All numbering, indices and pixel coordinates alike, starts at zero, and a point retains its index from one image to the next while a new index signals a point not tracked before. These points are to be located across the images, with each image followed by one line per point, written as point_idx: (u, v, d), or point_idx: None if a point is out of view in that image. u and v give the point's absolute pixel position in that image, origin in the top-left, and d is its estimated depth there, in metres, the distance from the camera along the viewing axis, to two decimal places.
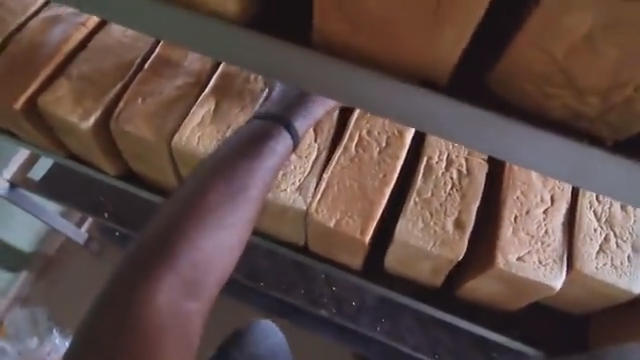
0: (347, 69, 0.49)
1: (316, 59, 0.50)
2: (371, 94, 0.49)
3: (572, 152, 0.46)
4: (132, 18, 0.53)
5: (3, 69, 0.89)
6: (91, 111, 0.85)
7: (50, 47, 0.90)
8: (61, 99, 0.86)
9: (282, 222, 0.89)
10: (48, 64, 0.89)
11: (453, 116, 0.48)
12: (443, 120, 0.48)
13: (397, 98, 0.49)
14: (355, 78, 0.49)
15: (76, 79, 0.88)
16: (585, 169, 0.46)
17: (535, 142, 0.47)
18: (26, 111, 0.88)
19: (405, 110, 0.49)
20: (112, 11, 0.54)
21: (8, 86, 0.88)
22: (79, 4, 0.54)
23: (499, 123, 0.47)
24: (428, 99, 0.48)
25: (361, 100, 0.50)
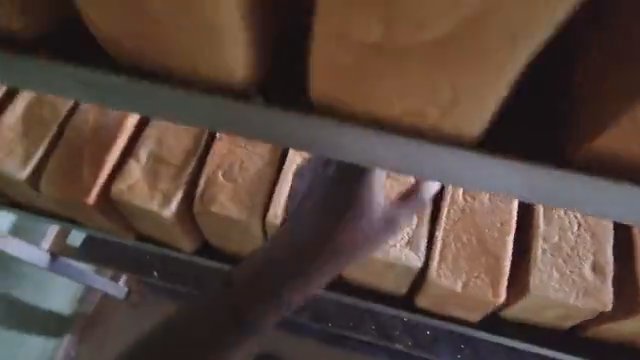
0: (359, 129, 0.34)
1: (387, 141, 0.33)
2: (362, 150, 0.34)
3: (592, 194, 0.32)
4: (182, 117, 0.36)
5: (65, 162, 0.81)
6: (171, 197, 0.78)
7: (109, 129, 0.82)
8: (136, 187, 0.79)
9: (384, 278, 0.82)
10: (114, 149, 0.81)
11: (512, 177, 0.33)
12: (477, 178, 0.34)
13: (395, 152, 0.34)
14: (341, 132, 0.34)
15: (146, 161, 0.80)
16: (634, 209, 0.33)
17: (579, 186, 0.32)
18: (100, 204, 0.81)
19: (427, 167, 0.34)
20: (146, 106, 0.36)
21: (76, 181, 0.80)
22: (81, 96, 0.37)
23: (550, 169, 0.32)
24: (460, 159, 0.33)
25: (355, 156, 0.35)
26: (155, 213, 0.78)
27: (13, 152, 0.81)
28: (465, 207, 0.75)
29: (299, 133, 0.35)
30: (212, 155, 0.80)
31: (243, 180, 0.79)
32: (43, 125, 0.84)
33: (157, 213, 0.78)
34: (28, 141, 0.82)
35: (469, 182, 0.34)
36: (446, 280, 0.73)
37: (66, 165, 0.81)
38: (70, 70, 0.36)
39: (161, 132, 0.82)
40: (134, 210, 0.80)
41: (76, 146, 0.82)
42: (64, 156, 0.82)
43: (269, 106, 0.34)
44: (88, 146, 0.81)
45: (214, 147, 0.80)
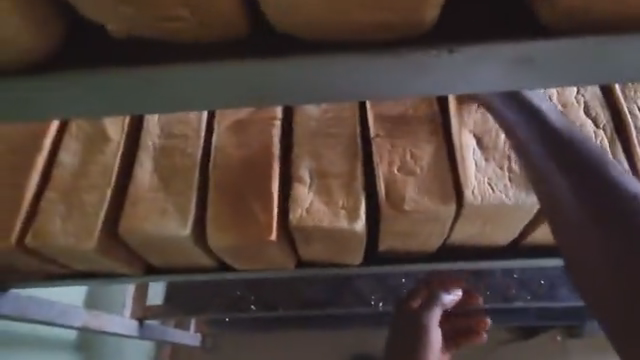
0: (349, 66, 0.36)
1: (391, 67, 0.36)
2: (369, 77, 0.36)
3: (550, 61, 0.35)
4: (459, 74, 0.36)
5: (225, 206, 0.74)
6: (355, 209, 0.73)
7: (256, 158, 0.75)
8: (314, 209, 0.73)
9: None
10: (273, 178, 0.74)
11: (482, 69, 0.35)
12: (482, 75, 0.36)
13: (402, 72, 0.36)
14: (307, 75, 0.36)
15: (311, 180, 0.74)
16: (618, 64, 0.35)
17: (478, 75, 0.35)
18: (280, 239, 0.75)
19: (424, 84, 0.36)
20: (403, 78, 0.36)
21: (247, 222, 0.73)
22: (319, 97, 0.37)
23: (437, 66, 0.35)
24: (432, 65, 0.35)
25: (359, 90, 0.37)
26: (344, 230, 0.73)
27: (166, 211, 0.74)
28: None
29: (400, 72, 0.36)
30: (377, 153, 0.75)
31: (424, 169, 0.73)
32: (183, 174, 0.76)
33: (347, 230, 0.73)
34: (175, 195, 0.75)
35: (497, 80, 0.36)
36: None
37: (228, 208, 0.74)
38: (531, 46, 0.35)
39: (313, 145, 0.76)
40: (315, 234, 0.74)
41: (229, 185, 0.75)
42: (221, 199, 0.74)
43: (475, 51, 0.35)
44: (244, 181, 0.74)
45: (376, 146, 0.75)
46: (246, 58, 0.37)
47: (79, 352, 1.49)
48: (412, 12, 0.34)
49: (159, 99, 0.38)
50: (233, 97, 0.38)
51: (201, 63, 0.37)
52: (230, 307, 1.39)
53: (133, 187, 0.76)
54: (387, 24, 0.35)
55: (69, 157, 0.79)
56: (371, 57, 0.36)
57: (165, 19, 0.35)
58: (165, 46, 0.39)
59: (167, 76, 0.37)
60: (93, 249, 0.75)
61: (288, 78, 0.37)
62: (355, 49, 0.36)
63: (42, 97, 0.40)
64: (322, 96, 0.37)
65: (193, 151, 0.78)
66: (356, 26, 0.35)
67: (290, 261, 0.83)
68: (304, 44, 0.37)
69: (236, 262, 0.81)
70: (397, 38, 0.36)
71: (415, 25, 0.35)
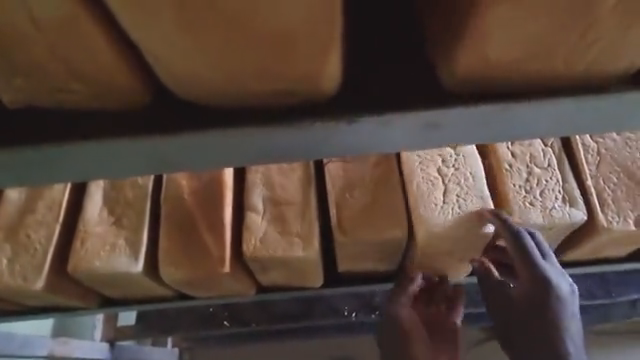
0: (255, 134, 0.37)
1: (295, 134, 0.37)
2: (273, 143, 0.37)
3: (450, 122, 0.37)
4: (363, 135, 0.37)
5: (176, 238, 0.73)
6: (310, 236, 0.72)
7: (207, 187, 0.74)
8: (268, 237, 0.72)
9: None
10: (224, 207, 0.73)
11: (384, 133, 0.37)
12: (384, 137, 0.37)
13: (307, 138, 0.37)
14: (214, 142, 0.37)
15: (264, 207, 0.74)
16: (510, 126, 0.37)
17: (381, 136, 0.37)
18: (234, 270, 0.74)
19: (330, 148, 0.37)
20: (307, 145, 0.37)
21: (198, 254, 0.72)
22: (226, 163, 0.38)
23: (340, 132, 0.37)
24: (337, 131, 0.37)
25: (265, 154, 0.37)
26: (299, 258, 0.72)
27: (116, 246, 0.72)
28: (599, 150, 0.74)
29: (306, 138, 0.37)
30: (329, 178, 0.74)
31: (376, 195, 0.72)
32: (134, 207, 0.75)
33: (302, 258, 0.72)
34: (126, 229, 0.74)
35: (397, 142, 0.38)
36: (618, 225, 0.70)
37: (181, 243, 0.73)
38: (432, 112, 0.37)
39: (265, 172, 0.76)
40: (269, 263, 0.73)
41: (182, 216, 0.74)
42: (174, 231, 0.73)
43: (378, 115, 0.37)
44: (199, 211, 0.74)
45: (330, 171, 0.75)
46: (155, 128, 0.38)
47: None
48: (309, 81, 0.35)
49: (65, 171, 0.38)
50: (142, 168, 0.38)
51: (106, 134, 0.37)
52: (202, 324, 1.38)
53: (82, 223, 0.75)
54: (287, 90, 0.36)
55: (16, 193, 0.77)
56: (282, 127, 0.37)
57: (67, 87, 0.37)
58: (68, 111, 0.39)
59: (66, 152, 0.37)
60: (41, 289, 0.72)
61: (203, 148, 0.37)
62: (264, 118, 0.37)
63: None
64: (229, 161, 0.38)
65: (144, 182, 0.76)
66: (257, 93, 0.36)
67: (250, 288, 0.82)
68: (209, 110, 0.38)
69: (193, 292, 0.80)
70: (300, 101, 0.37)
71: (313, 91, 0.36)
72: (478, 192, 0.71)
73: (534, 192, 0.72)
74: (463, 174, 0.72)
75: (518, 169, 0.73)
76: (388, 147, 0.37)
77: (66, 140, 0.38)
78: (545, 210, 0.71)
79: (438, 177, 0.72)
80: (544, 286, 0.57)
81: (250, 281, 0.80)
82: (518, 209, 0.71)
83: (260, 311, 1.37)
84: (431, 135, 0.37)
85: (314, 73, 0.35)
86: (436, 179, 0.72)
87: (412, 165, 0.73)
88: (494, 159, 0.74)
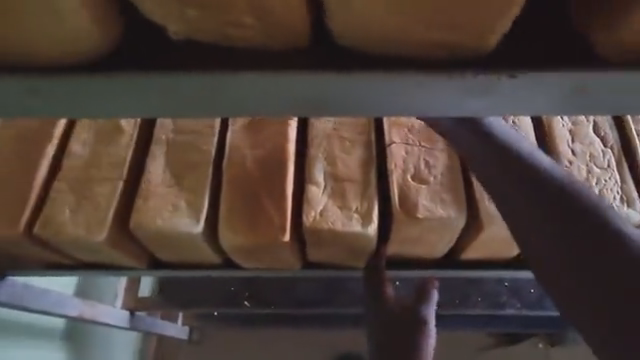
0: (391, 79, 0.36)
1: (432, 83, 0.36)
2: (406, 90, 0.36)
3: (590, 84, 0.35)
4: (497, 92, 0.36)
5: (238, 204, 0.74)
6: (369, 214, 0.73)
7: (271, 157, 0.76)
8: (328, 211, 0.73)
9: None
10: (287, 177, 0.75)
11: (519, 89, 0.36)
12: (517, 94, 0.36)
13: (444, 88, 0.36)
14: (345, 83, 0.36)
15: (325, 182, 0.75)
16: None
17: (514, 92, 0.36)
18: (292, 241, 0.75)
19: (458, 101, 0.36)
20: (438, 97, 0.36)
21: (259, 221, 0.73)
22: (346, 109, 0.37)
23: (478, 85, 0.36)
24: (476, 83, 0.35)
25: (393, 100, 0.37)
26: (357, 234, 0.73)
27: (177, 207, 0.74)
28: None
29: (442, 87, 0.36)
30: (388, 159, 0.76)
31: (438, 179, 0.74)
32: (196, 171, 0.76)
33: (361, 234, 0.73)
34: (187, 192, 0.75)
35: (529, 102, 0.36)
36: None
37: (242, 208, 0.74)
38: (580, 75, 0.35)
39: (327, 147, 0.77)
40: (326, 236, 0.74)
41: (245, 183, 0.75)
42: (235, 197, 0.74)
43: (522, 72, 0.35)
44: (261, 180, 0.75)
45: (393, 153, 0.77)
46: (305, 66, 0.36)
47: (66, 340, 1.47)
48: (487, 36, 0.34)
49: (192, 103, 0.37)
50: (269, 107, 0.37)
51: (259, 71, 0.36)
52: (224, 302, 1.37)
53: (145, 182, 0.76)
54: (457, 45, 0.34)
55: (81, 148, 0.78)
56: (438, 78, 0.35)
57: (231, 24, 0.35)
58: (217, 48, 0.37)
59: (201, 82, 0.37)
60: (103, 242, 0.74)
61: (347, 94, 0.37)
62: (407, 67, 0.36)
63: (66, 95, 0.37)
64: (351, 108, 0.37)
65: (207, 148, 0.77)
66: (429, 45, 0.34)
67: (297, 263, 0.84)
68: (355, 57, 0.37)
69: (244, 260, 0.81)
70: (459, 57, 0.35)
71: (485, 49, 0.35)
72: None
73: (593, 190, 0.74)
74: None
75: (578, 168, 0.75)
76: (519, 107, 0.36)
77: (214, 69, 0.37)
78: None
79: None
80: (534, 174, 0.47)
81: (300, 254, 0.81)
82: None
83: (283, 294, 1.37)
84: (570, 97, 0.36)
85: (489, 23, 0.33)
86: None
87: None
88: (555, 154, 0.75)
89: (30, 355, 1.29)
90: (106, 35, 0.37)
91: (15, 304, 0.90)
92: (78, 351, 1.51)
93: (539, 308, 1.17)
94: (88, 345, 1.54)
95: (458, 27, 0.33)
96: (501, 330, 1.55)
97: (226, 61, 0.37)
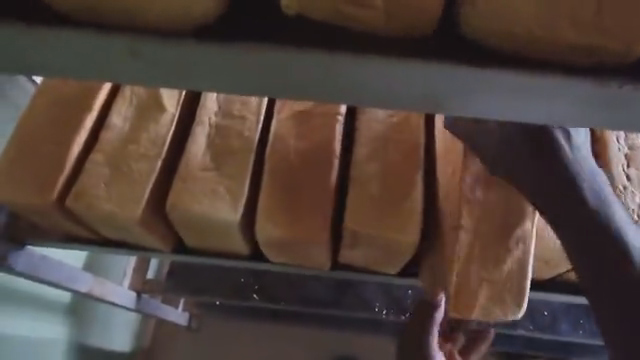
0: (526, 80, 0.36)
1: (565, 89, 0.36)
2: (537, 93, 0.36)
3: None
4: (623, 108, 0.36)
5: (278, 196, 0.72)
6: (413, 220, 0.71)
7: (316, 151, 0.73)
8: (371, 213, 0.70)
9: None
10: (332, 174, 0.72)
11: None
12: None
13: (574, 97, 0.36)
14: (477, 80, 0.36)
15: (369, 182, 0.72)
16: None
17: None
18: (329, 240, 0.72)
19: (585, 113, 0.37)
20: (567, 106, 0.36)
21: (300, 216, 0.71)
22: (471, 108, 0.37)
23: (611, 97, 0.36)
24: (611, 95, 0.35)
25: (520, 102, 0.36)
26: (398, 239, 0.70)
27: (216, 193, 0.71)
28: None
29: (575, 96, 0.36)
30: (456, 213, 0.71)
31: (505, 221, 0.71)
32: (237, 157, 0.73)
33: (402, 239, 0.70)
34: (227, 178, 0.72)
35: None
36: None
37: (283, 201, 0.71)
38: None
39: (375, 147, 0.73)
40: (366, 238, 0.71)
41: (288, 175, 0.72)
42: (276, 188, 0.72)
43: None
44: (304, 174, 0.72)
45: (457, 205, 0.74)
46: (440, 58, 0.36)
47: (69, 316, 1.44)
48: (619, 41, 0.34)
49: (310, 82, 0.37)
50: (389, 96, 0.37)
51: (381, 55, 0.36)
52: (233, 294, 1.31)
53: (184, 163, 0.73)
54: (588, 47, 0.34)
55: (120, 122, 0.75)
56: (578, 82, 0.35)
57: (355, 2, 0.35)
58: (337, 28, 0.37)
59: (325, 61, 0.36)
60: (136, 222, 0.71)
61: (473, 90, 0.36)
62: (540, 67, 0.36)
63: (164, 66, 0.38)
64: (474, 108, 0.37)
65: (251, 135, 0.75)
66: (558, 42, 0.34)
67: (328, 263, 0.81)
68: (480, 50, 0.37)
69: (273, 255, 0.78)
70: (597, 66, 0.36)
71: (616, 54, 0.35)
72: None
73: None
74: None
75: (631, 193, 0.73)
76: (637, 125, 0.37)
77: (342, 52, 0.36)
78: None
79: None
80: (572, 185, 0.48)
81: (332, 255, 0.79)
82: None
83: (291, 289, 1.32)
84: None
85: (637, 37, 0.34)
86: None
87: None
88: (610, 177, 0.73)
89: (32, 327, 1.26)
90: (221, 1, 0.37)
91: (31, 275, 0.87)
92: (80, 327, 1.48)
93: (553, 332, 1.10)
94: (90, 322, 1.52)
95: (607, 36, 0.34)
96: (508, 350, 1.53)
97: (343, 41, 0.37)
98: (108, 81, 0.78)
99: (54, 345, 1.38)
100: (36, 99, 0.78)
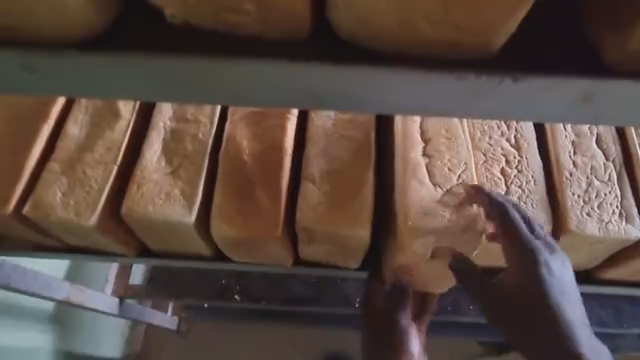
0: (410, 76, 0.39)
1: (446, 81, 0.39)
2: (424, 87, 0.40)
3: (584, 102, 0.40)
4: (505, 99, 0.40)
5: (230, 196, 0.73)
6: (365, 213, 0.72)
7: (269, 149, 0.75)
8: (322, 208, 0.72)
9: (578, 255, 0.77)
10: (283, 171, 0.74)
11: (524, 98, 0.40)
12: (522, 103, 0.40)
13: (456, 90, 0.39)
14: (368, 75, 0.40)
15: (321, 179, 0.73)
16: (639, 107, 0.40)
17: (524, 99, 0.40)
18: (285, 237, 0.74)
19: (470, 105, 0.40)
20: (454, 98, 0.40)
21: (253, 216, 0.72)
22: (369, 105, 0.41)
23: (491, 87, 0.39)
24: (489, 87, 0.39)
25: (410, 96, 0.40)
26: (348, 234, 0.72)
27: (170, 196, 0.73)
28: None
29: (456, 88, 0.39)
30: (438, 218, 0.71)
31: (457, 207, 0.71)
32: (191, 160, 0.75)
33: (353, 234, 0.72)
34: (182, 182, 0.74)
35: (538, 110, 0.40)
36: None
37: (235, 199, 0.73)
38: (588, 85, 0.39)
39: (326, 144, 0.75)
40: (318, 234, 0.73)
41: (240, 176, 0.74)
42: (227, 188, 0.73)
43: (527, 79, 0.39)
44: (257, 176, 0.74)
45: (408, 129, 0.75)
46: (335, 59, 0.41)
47: (53, 324, 1.44)
48: (479, 32, 0.39)
49: (217, 85, 0.41)
50: (290, 97, 0.41)
51: (278, 57, 0.41)
52: (212, 296, 1.32)
53: (140, 167, 0.75)
54: (453, 37, 0.39)
55: (76, 131, 0.77)
56: (439, 74, 0.39)
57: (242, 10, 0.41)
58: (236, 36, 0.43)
59: (228, 64, 0.40)
60: (94, 226, 0.72)
61: (364, 85, 0.40)
62: (419, 59, 0.40)
63: (70, 68, 0.41)
64: (375, 105, 0.41)
65: (205, 138, 0.76)
66: (424, 33, 0.39)
67: (289, 261, 0.82)
68: (366, 49, 0.42)
69: (233, 254, 0.80)
70: (467, 53, 0.40)
71: (479, 40, 0.40)
72: (540, 197, 0.73)
73: (592, 203, 0.72)
74: (527, 176, 0.74)
75: (578, 180, 0.74)
76: (526, 117, 0.40)
77: (240, 53, 0.41)
78: (601, 223, 0.72)
79: (501, 178, 0.74)
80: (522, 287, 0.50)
81: (292, 252, 0.80)
82: (575, 219, 0.71)
83: (272, 289, 1.33)
84: (573, 104, 0.40)
85: (490, 25, 0.39)
86: (500, 179, 0.74)
87: (491, 176, 0.74)
88: (555, 165, 0.75)
89: (14, 336, 1.28)
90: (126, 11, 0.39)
91: (3, 284, 0.88)
92: (65, 334, 1.49)
93: None
94: (75, 330, 1.53)
95: (461, 29, 0.39)
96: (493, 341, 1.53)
97: (243, 46, 0.42)
98: (62, 98, 0.79)
99: (38, 353, 1.39)
100: None
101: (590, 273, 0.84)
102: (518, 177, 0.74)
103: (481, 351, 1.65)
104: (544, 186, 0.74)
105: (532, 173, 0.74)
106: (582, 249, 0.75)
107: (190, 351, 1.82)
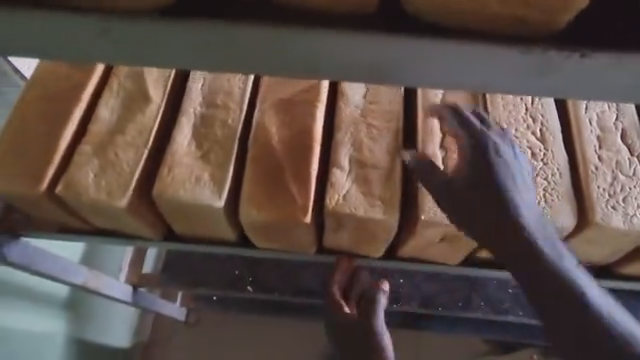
0: (470, 48, 0.41)
1: (505, 54, 0.41)
2: (482, 59, 0.41)
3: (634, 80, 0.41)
4: (560, 74, 0.41)
5: (261, 181, 0.74)
6: (392, 200, 0.73)
7: (298, 135, 0.76)
8: (351, 194, 0.73)
9: (598, 248, 0.78)
10: (313, 158, 0.75)
11: (577, 74, 0.41)
12: (574, 79, 0.41)
13: (513, 63, 0.41)
14: (429, 48, 0.41)
15: (350, 167, 0.74)
16: None
17: (576, 75, 0.41)
18: (313, 222, 0.75)
19: (524, 78, 0.42)
20: (509, 71, 0.41)
21: (283, 200, 0.73)
22: (426, 78, 0.43)
23: (547, 61, 0.41)
24: (545, 61, 0.41)
25: (467, 68, 0.42)
26: (375, 221, 0.72)
27: (201, 180, 0.74)
28: None
29: (513, 61, 0.41)
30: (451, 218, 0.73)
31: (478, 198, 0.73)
32: (222, 145, 0.76)
33: (382, 222, 0.72)
34: (212, 166, 0.75)
35: None
36: None
37: (264, 183, 0.74)
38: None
39: (354, 132, 0.76)
40: (345, 221, 0.74)
41: (270, 162, 0.75)
42: (256, 173, 0.74)
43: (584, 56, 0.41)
44: (286, 161, 0.75)
45: (429, 125, 0.76)
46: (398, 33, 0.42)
47: (65, 310, 1.45)
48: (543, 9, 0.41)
49: (281, 57, 0.43)
50: (351, 68, 0.43)
51: (342, 29, 0.42)
52: (225, 286, 1.33)
53: (171, 149, 0.76)
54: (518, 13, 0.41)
55: (108, 114, 0.78)
56: (497, 49, 0.41)
57: None
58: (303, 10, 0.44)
59: (295, 35, 0.42)
60: (124, 208, 0.73)
61: (425, 56, 0.42)
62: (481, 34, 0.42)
63: None
64: (431, 77, 0.42)
65: (234, 124, 0.77)
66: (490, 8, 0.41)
67: (312, 248, 0.83)
68: (430, 23, 0.43)
69: (258, 239, 0.81)
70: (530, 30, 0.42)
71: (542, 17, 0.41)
72: (565, 189, 0.74)
73: (617, 197, 0.73)
74: (553, 168, 0.75)
75: (603, 174, 0.74)
76: (576, 93, 0.42)
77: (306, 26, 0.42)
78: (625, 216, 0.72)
79: None
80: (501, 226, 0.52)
81: (316, 238, 0.81)
82: (600, 212, 0.72)
83: (284, 281, 1.34)
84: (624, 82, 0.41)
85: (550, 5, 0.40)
86: None
87: None
88: (581, 159, 0.75)
89: (29, 320, 1.29)
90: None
91: (28, 265, 0.89)
92: (76, 321, 1.50)
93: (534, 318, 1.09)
94: (87, 317, 1.54)
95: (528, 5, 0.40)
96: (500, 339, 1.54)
97: (307, 20, 0.43)
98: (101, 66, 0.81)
99: (50, 338, 1.40)
100: (25, 93, 0.80)
101: (608, 268, 0.85)
102: (543, 169, 0.75)
103: (487, 350, 1.65)
104: (569, 179, 0.75)
105: (557, 165, 0.75)
106: (604, 243, 0.76)
107: (197, 343, 1.83)
